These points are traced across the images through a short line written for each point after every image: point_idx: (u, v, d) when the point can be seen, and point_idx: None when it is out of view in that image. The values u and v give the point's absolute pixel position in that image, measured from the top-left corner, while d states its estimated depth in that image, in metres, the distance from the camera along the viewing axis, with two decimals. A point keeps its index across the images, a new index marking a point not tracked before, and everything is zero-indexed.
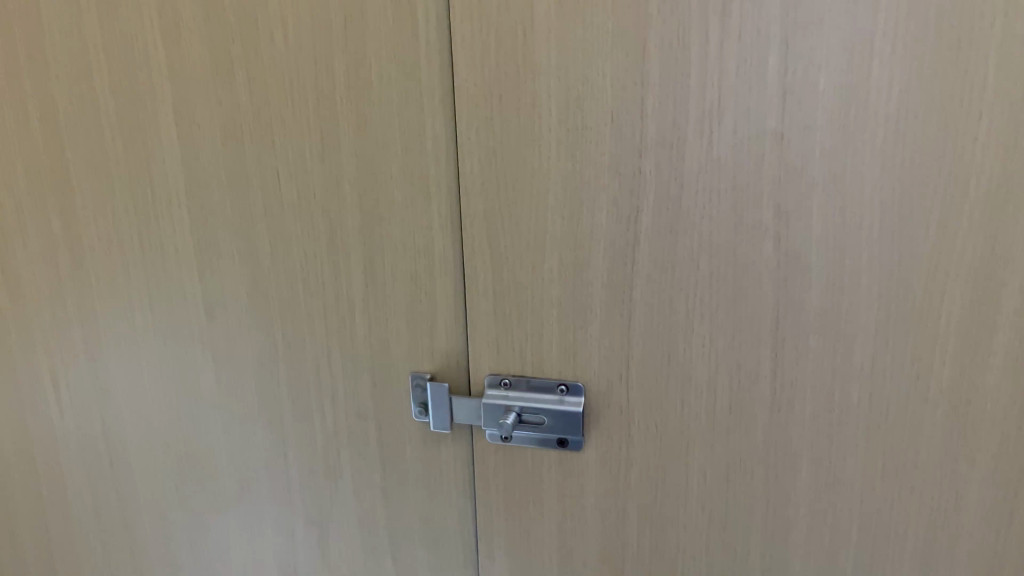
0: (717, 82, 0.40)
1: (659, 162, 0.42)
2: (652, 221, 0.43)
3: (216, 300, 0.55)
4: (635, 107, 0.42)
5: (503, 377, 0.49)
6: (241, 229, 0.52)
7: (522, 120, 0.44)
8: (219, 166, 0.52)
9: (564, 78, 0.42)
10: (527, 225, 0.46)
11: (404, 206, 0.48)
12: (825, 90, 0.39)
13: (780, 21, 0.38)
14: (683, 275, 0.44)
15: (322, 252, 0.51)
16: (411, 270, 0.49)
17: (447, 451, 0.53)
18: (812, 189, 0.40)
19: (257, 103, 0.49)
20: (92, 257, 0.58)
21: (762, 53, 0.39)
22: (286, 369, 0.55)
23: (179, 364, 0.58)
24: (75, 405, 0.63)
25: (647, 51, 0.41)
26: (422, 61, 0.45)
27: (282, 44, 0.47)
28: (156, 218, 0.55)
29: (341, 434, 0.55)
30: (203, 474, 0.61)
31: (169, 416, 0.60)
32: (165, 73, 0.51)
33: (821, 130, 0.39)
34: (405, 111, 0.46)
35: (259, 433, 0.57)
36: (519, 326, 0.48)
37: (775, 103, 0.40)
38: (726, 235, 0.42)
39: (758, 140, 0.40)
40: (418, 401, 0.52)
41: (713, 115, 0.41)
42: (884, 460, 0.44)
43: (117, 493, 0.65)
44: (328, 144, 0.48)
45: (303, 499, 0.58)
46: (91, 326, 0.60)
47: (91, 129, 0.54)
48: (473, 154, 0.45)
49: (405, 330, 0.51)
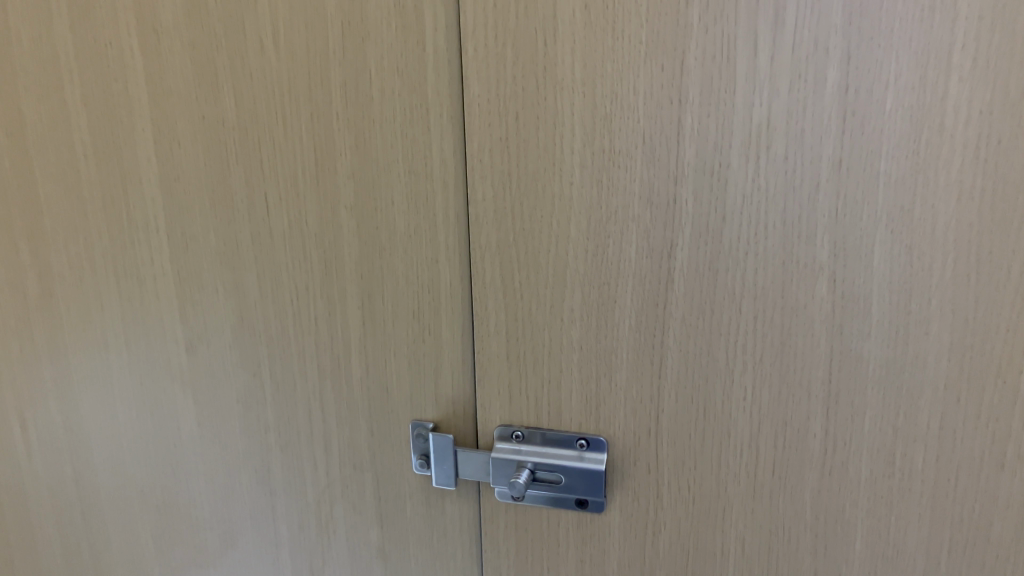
0: (766, 100, 0.35)
1: (698, 192, 0.37)
2: (688, 258, 0.38)
3: (198, 336, 0.50)
4: (671, 126, 0.36)
5: (515, 429, 0.44)
6: (227, 259, 0.47)
7: (541, 141, 0.38)
8: (202, 189, 0.46)
9: (591, 94, 0.37)
10: (545, 260, 0.40)
11: (407, 236, 0.43)
12: (892, 110, 0.33)
13: (841, 30, 0.33)
14: (723, 319, 0.38)
15: (315, 286, 0.46)
16: (414, 308, 0.44)
17: (452, 507, 0.48)
18: (874, 224, 0.35)
19: (245, 118, 0.44)
20: (63, 287, 0.53)
21: (820, 66, 0.34)
22: (274, 413, 0.49)
23: (157, 404, 0.53)
24: (44, 448, 0.58)
25: (686, 64, 0.35)
26: (430, 75, 0.40)
27: (273, 54, 0.42)
28: (133, 245, 0.49)
29: (335, 485, 0.50)
30: (182, 526, 0.55)
31: (146, 461, 0.55)
32: (143, 84, 0.46)
33: (887, 157, 0.34)
34: (409, 131, 0.41)
35: (244, 482, 0.52)
36: (534, 373, 0.43)
37: (833, 125, 0.34)
38: (773, 274, 0.37)
39: (813, 167, 0.35)
40: (419, 451, 0.46)
41: (761, 137, 0.35)
42: (952, 532, 0.38)
43: (90, 542, 0.59)
44: (323, 166, 0.43)
45: (292, 556, 0.52)
46: (62, 363, 0.55)
47: (61, 146, 0.49)
48: (484, 179, 0.40)
49: (406, 374, 0.46)
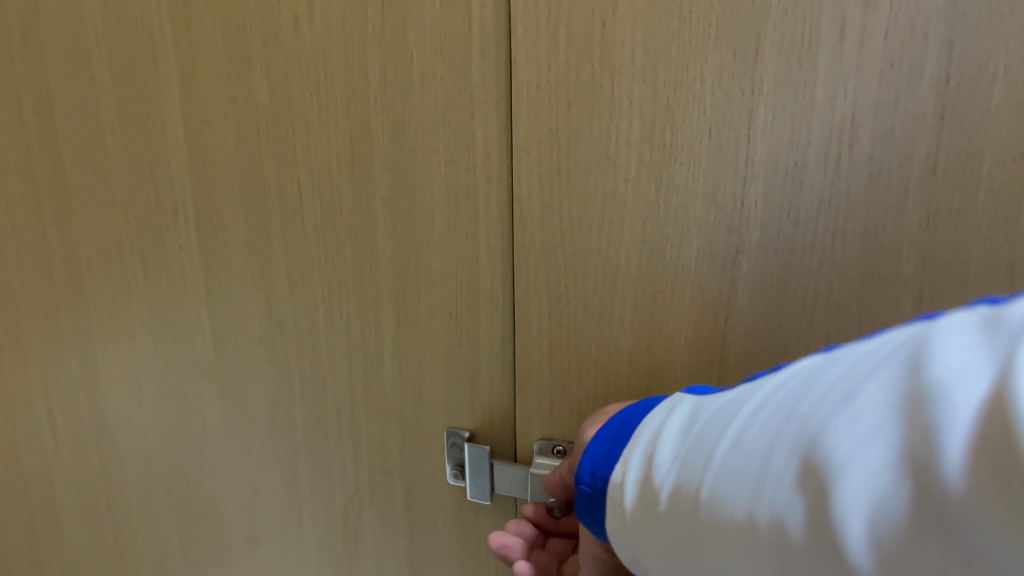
0: (852, 93, 0.31)
1: (768, 194, 0.33)
2: (755, 267, 0.34)
3: (226, 330, 0.47)
4: (741, 120, 0.32)
5: (556, 443, 0.41)
6: (255, 250, 0.45)
7: (595, 134, 0.35)
8: (232, 175, 0.44)
9: (652, 82, 0.33)
10: (594, 262, 0.37)
11: (445, 231, 0.40)
12: (999, 108, 0.29)
13: (945, 14, 0.29)
14: (790, 336, 0.35)
15: (348, 281, 0.43)
16: (452, 308, 0.41)
17: (487, 520, 0.45)
18: (971, 235, 0.31)
19: (278, 100, 0.41)
20: (90, 273, 0.51)
21: (918, 55, 0.29)
22: (302, 412, 0.47)
23: (184, 398, 0.50)
24: (71, 436, 0.56)
25: (761, 50, 0.31)
26: (475, 58, 0.36)
27: (308, 30, 0.39)
28: (160, 231, 0.47)
29: (364, 491, 0.47)
30: (207, 523, 0.53)
31: (171, 455, 0.53)
32: (173, 62, 0.43)
33: (990, 160, 0.30)
34: (450, 119, 0.38)
35: (270, 482, 0.49)
36: (579, 384, 0.39)
37: (929, 122, 0.30)
38: (852, 288, 0.33)
39: (903, 169, 0.31)
40: (453, 461, 0.44)
41: (844, 135, 0.31)
42: None
43: (115, 533, 0.58)
44: (359, 155, 0.40)
45: (318, 561, 0.50)
46: (89, 351, 0.53)
47: (89, 125, 0.47)
48: (530, 173, 0.36)
49: (441, 378, 0.43)
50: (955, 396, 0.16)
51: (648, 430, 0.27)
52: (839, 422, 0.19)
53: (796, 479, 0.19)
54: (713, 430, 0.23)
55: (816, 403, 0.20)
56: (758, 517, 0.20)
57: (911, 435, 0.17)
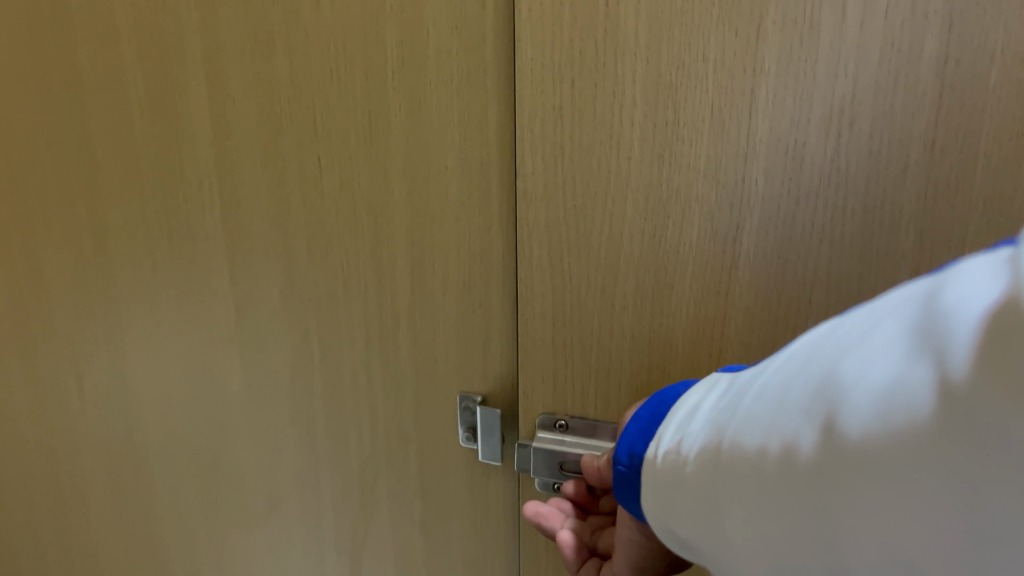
0: (852, 73, 0.31)
1: (769, 171, 0.34)
2: (756, 244, 0.35)
3: (247, 299, 0.49)
4: (743, 98, 0.33)
5: (558, 417, 0.42)
6: (275, 222, 0.46)
7: (599, 112, 0.35)
8: (254, 148, 0.45)
9: (655, 62, 0.34)
10: (597, 240, 0.38)
11: (458, 205, 0.41)
12: (996, 87, 0.29)
13: None
14: (790, 310, 0.36)
15: (365, 252, 0.44)
16: (465, 279, 0.42)
17: (497, 483, 0.46)
18: (969, 212, 0.32)
19: (298, 76, 0.42)
20: (116, 243, 0.52)
21: (917, 35, 0.30)
22: (319, 380, 0.48)
23: (206, 365, 0.52)
24: (98, 401, 0.58)
25: (763, 29, 0.32)
26: (488, 35, 0.37)
27: (326, 7, 0.40)
28: (185, 203, 0.49)
29: (377, 457, 0.49)
30: (227, 487, 0.55)
31: (194, 420, 0.55)
32: (197, 38, 0.44)
33: (987, 138, 0.30)
34: (463, 95, 0.39)
35: (288, 447, 0.51)
36: (582, 359, 0.40)
37: (928, 102, 0.31)
38: (850, 264, 0.34)
39: (902, 147, 0.31)
40: (466, 424, 0.45)
41: (844, 114, 0.32)
42: None
43: (140, 494, 0.60)
44: (375, 129, 0.41)
45: (334, 524, 0.52)
46: (115, 318, 0.55)
47: (117, 100, 0.48)
48: (535, 151, 0.37)
49: (455, 346, 0.44)
50: (959, 302, 0.18)
51: (678, 407, 0.29)
52: (862, 354, 0.20)
53: (824, 407, 0.21)
54: (741, 391, 0.25)
55: (838, 346, 0.22)
56: (787, 437, 0.22)
57: (925, 342, 0.19)
